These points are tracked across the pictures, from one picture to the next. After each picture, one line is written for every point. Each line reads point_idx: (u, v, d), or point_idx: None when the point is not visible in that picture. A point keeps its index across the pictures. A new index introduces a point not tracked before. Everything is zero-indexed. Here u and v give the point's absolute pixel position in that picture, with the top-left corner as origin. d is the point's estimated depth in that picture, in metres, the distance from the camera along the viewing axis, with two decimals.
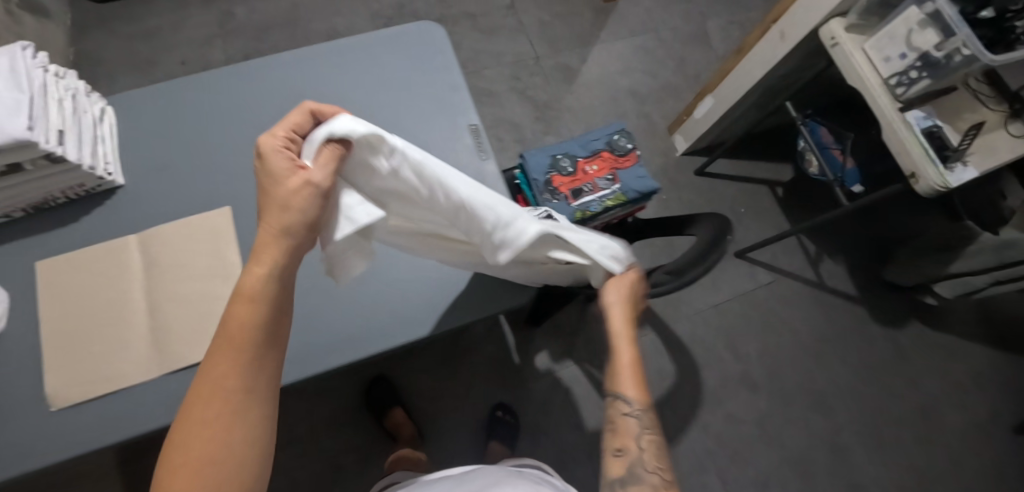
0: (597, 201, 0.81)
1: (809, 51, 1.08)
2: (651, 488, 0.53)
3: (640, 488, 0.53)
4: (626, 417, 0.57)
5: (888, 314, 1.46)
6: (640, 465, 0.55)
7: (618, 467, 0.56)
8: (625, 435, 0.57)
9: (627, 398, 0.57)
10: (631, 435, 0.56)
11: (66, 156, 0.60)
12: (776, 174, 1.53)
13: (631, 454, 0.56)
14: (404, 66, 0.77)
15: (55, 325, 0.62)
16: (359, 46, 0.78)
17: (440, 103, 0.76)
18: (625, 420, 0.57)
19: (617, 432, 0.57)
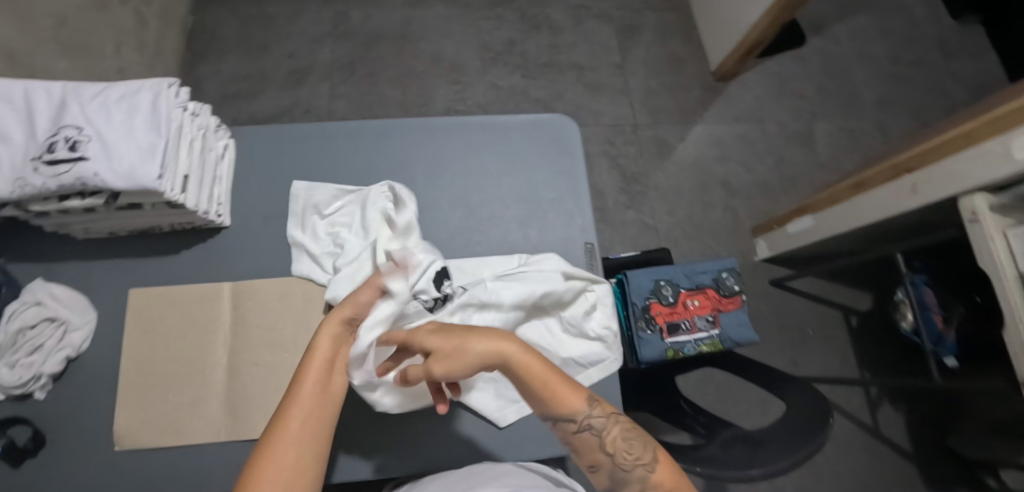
0: (692, 342, 0.76)
1: (940, 209, 0.99)
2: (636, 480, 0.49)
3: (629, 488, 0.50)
4: (579, 434, 0.52)
5: (941, 480, 1.36)
6: (616, 466, 0.51)
7: (601, 480, 0.53)
8: (591, 449, 0.52)
9: (567, 418, 0.52)
10: (595, 448, 0.52)
11: (186, 203, 0.59)
12: (854, 301, 1.44)
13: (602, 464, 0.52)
14: (534, 161, 0.75)
15: (135, 362, 0.62)
16: (496, 130, 0.75)
17: (562, 210, 0.73)
18: (581, 436, 0.52)
19: (583, 450, 0.53)
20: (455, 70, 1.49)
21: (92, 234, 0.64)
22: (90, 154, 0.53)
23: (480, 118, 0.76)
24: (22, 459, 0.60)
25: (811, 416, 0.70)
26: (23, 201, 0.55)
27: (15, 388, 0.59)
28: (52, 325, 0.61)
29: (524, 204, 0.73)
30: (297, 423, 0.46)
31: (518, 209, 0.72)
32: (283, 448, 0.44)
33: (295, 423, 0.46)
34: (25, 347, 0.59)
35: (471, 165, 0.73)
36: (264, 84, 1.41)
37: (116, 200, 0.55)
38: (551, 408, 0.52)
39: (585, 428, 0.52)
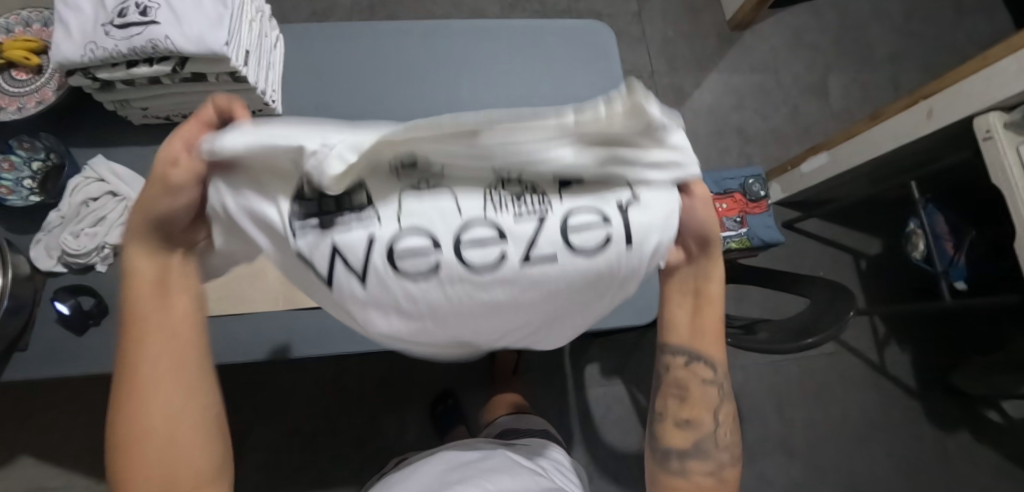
0: (722, 240, 0.80)
1: (955, 136, 1.02)
2: (708, 464, 0.49)
3: (703, 464, 0.49)
4: (705, 385, 0.48)
5: (941, 417, 1.41)
6: (706, 439, 0.49)
7: (682, 439, 0.49)
8: (695, 403, 0.49)
9: (711, 361, 0.47)
10: (705, 405, 0.49)
11: (247, 78, 0.61)
12: (863, 245, 1.47)
13: (704, 427, 0.48)
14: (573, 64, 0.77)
15: None
16: (536, 33, 0.78)
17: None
18: (700, 386, 0.48)
19: (689, 401, 0.49)
20: (475, 15, 1.50)
21: (149, 118, 0.66)
22: (160, 19, 0.55)
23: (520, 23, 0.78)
24: (84, 329, 0.61)
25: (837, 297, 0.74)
26: (92, 68, 0.56)
27: (79, 258, 0.61)
28: (113, 201, 0.63)
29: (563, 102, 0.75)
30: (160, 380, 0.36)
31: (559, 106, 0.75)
32: (144, 410, 0.36)
33: (150, 400, 0.36)
34: (88, 218, 0.61)
35: (513, 64, 0.76)
36: (286, 26, 1.42)
37: (182, 69, 0.57)
38: (701, 346, 0.47)
39: (714, 383, 0.49)
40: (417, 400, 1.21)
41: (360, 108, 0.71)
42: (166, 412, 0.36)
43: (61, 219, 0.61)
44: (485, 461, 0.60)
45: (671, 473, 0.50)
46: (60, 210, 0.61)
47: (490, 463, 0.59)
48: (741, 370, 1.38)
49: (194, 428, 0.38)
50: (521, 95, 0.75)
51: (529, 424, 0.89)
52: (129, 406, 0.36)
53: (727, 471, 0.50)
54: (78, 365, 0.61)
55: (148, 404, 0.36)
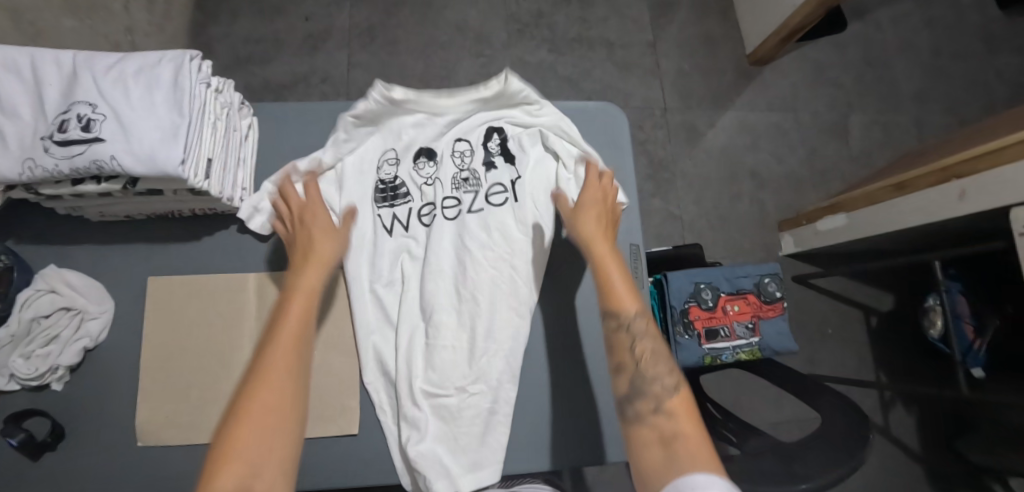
0: (731, 349, 0.73)
1: (988, 219, 0.95)
2: (652, 398, 0.45)
3: (647, 397, 0.45)
4: (620, 331, 0.50)
5: (943, 482, 1.38)
6: (645, 376, 0.47)
7: (623, 384, 0.47)
8: (624, 342, 0.49)
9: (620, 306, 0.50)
10: (628, 349, 0.49)
11: (210, 190, 0.54)
12: (874, 301, 1.41)
13: (632, 364, 0.48)
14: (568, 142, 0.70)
15: (156, 353, 0.58)
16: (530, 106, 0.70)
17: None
18: (618, 336, 0.50)
19: (616, 347, 0.49)
20: (479, 42, 1.40)
21: (107, 217, 0.60)
22: (105, 135, 0.48)
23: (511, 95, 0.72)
24: (42, 453, 0.57)
25: (848, 431, 0.67)
26: (33, 183, 0.50)
27: (31, 380, 0.56)
28: (68, 315, 0.57)
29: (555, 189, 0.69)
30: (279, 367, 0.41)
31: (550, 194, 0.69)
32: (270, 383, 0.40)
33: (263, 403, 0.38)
34: (40, 338, 0.56)
35: (502, 147, 0.70)
36: (277, 49, 1.33)
37: (134, 187, 0.51)
38: (607, 297, 0.51)
39: (626, 328, 0.49)
40: None
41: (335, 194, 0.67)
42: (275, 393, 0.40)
43: (9, 337, 0.55)
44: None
45: (632, 419, 0.45)
46: (8, 328, 0.55)
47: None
48: None
49: (283, 383, 0.40)
50: (508, 180, 0.69)
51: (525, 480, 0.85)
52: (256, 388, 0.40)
53: (673, 402, 0.45)
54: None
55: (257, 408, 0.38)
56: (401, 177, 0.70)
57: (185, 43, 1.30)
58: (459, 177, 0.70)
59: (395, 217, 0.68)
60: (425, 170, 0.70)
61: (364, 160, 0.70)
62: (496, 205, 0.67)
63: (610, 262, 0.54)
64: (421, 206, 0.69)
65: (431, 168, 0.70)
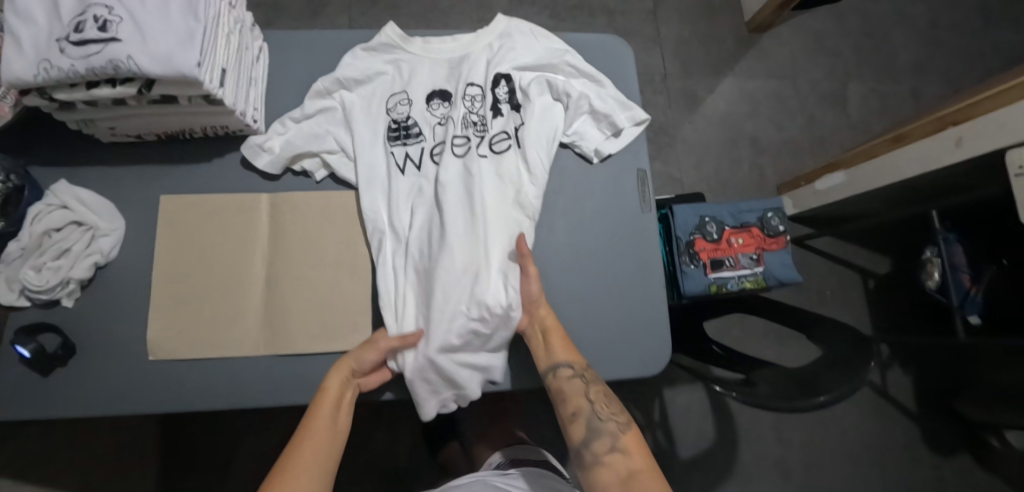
0: (736, 279, 0.74)
1: (984, 166, 0.96)
2: (606, 438, 0.53)
3: (602, 442, 0.53)
4: (570, 380, 0.56)
5: (939, 441, 1.40)
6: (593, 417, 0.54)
7: (578, 432, 0.54)
8: (571, 397, 0.55)
9: (566, 362, 0.56)
10: (578, 394, 0.55)
11: (224, 100, 0.54)
12: (872, 265, 1.43)
13: (583, 410, 0.55)
14: (574, 80, 0.67)
15: (167, 269, 0.59)
16: (534, 45, 0.68)
17: (606, 132, 0.68)
18: (572, 383, 0.56)
19: (566, 398, 0.55)
20: (480, 7, 1.41)
21: (117, 137, 0.60)
22: (122, 35, 0.48)
23: (520, 34, 0.68)
24: (52, 369, 0.57)
25: (854, 352, 0.68)
26: (47, 88, 0.50)
27: (42, 294, 0.56)
28: (79, 230, 0.57)
29: (564, 132, 0.67)
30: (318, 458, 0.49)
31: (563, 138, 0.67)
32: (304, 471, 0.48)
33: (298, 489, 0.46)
34: (50, 250, 0.55)
35: (509, 96, 0.66)
36: (278, 13, 1.33)
37: (149, 91, 0.51)
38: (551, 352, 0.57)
39: (578, 376, 0.56)
40: (409, 414, 1.18)
41: (345, 134, 0.63)
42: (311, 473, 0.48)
43: (21, 251, 0.55)
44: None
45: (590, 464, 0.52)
46: (20, 241, 0.55)
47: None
48: None
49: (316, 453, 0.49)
50: (512, 128, 0.65)
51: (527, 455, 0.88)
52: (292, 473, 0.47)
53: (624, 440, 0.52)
54: (46, 410, 0.57)
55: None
56: (413, 117, 0.65)
57: None
58: (468, 119, 0.65)
59: (408, 156, 0.64)
60: (438, 111, 0.66)
61: (374, 98, 0.66)
62: (496, 154, 0.64)
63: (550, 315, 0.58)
64: (434, 146, 0.65)
65: (444, 109, 0.66)
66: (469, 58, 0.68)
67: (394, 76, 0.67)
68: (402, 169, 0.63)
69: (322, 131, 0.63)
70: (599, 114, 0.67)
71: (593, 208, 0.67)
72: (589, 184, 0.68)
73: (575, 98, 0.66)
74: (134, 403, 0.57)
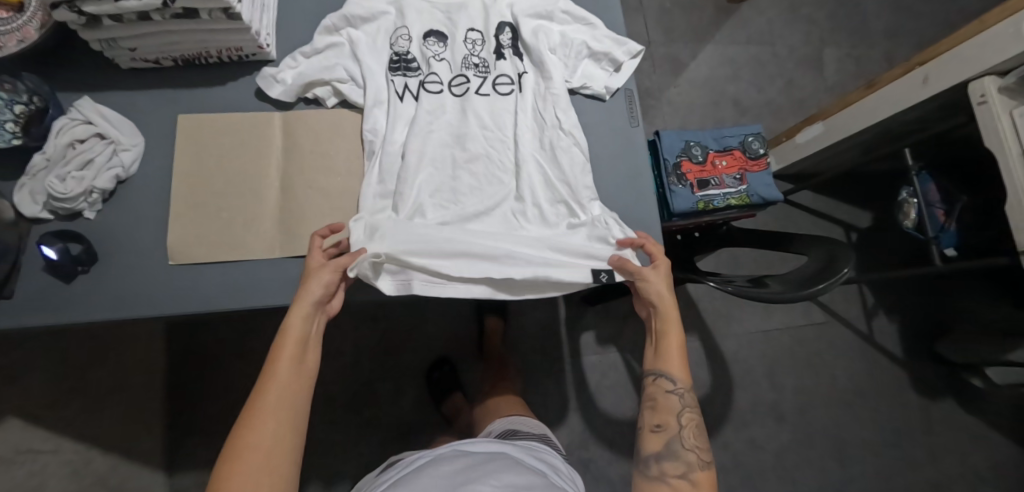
0: (722, 196, 0.79)
1: (950, 101, 1.02)
2: (680, 464, 0.56)
3: (676, 464, 0.56)
4: (668, 395, 0.60)
5: (926, 385, 1.45)
6: (675, 440, 0.58)
7: (655, 443, 0.58)
8: (663, 409, 0.60)
9: (672, 376, 0.60)
10: (671, 412, 0.59)
11: (242, 16, 0.58)
12: (853, 218, 1.49)
13: (670, 428, 0.59)
14: (571, 24, 0.72)
15: (186, 180, 0.62)
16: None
17: (602, 69, 0.72)
18: (669, 398, 0.60)
19: (658, 408, 0.60)
20: None
21: (136, 61, 0.64)
22: None
23: None
24: (73, 276, 0.60)
25: (835, 257, 0.73)
26: (76, 0, 0.53)
27: (65, 202, 0.59)
28: (101, 142, 0.61)
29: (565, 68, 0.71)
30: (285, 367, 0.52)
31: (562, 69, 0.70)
32: (274, 388, 0.50)
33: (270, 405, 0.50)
34: (76, 161, 0.59)
35: (512, 41, 0.71)
36: None
37: (173, 4, 0.55)
38: (665, 363, 0.61)
39: (677, 395, 0.60)
40: (413, 367, 1.21)
41: (353, 66, 0.67)
42: (282, 389, 0.51)
43: (46, 162, 0.59)
44: (489, 462, 0.65)
45: (652, 475, 0.57)
46: (45, 152, 0.59)
47: (493, 464, 0.64)
48: (734, 339, 1.40)
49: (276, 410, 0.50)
50: (515, 72, 0.70)
51: (528, 426, 0.88)
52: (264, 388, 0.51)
53: (696, 474, 0.56)
54: (70, 315, 0.59)
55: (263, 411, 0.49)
56: (413, 52, 0.69)
57: None
58: (469, 61, 0.69)
59: (407, 86, 0.67)
60: (434, 48, 0.69)
61: (379, 35, 0.69)
62: (501, 95, 0.69)
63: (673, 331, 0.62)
64: (429, 78, 0.68)
65: (440, 47, 0.69)
66: (468, 5, 0.72)
67: (396, 16, 0.70)
68: (401, 96, 0.66)
69: (332, 59, 0.66)
70: (599, 54, 0.71)
71: (588, 133, 0.72)
72: (584, 106, 0.73)
73: (575, 42, 0.71)
74: (156, 305, 0.60)
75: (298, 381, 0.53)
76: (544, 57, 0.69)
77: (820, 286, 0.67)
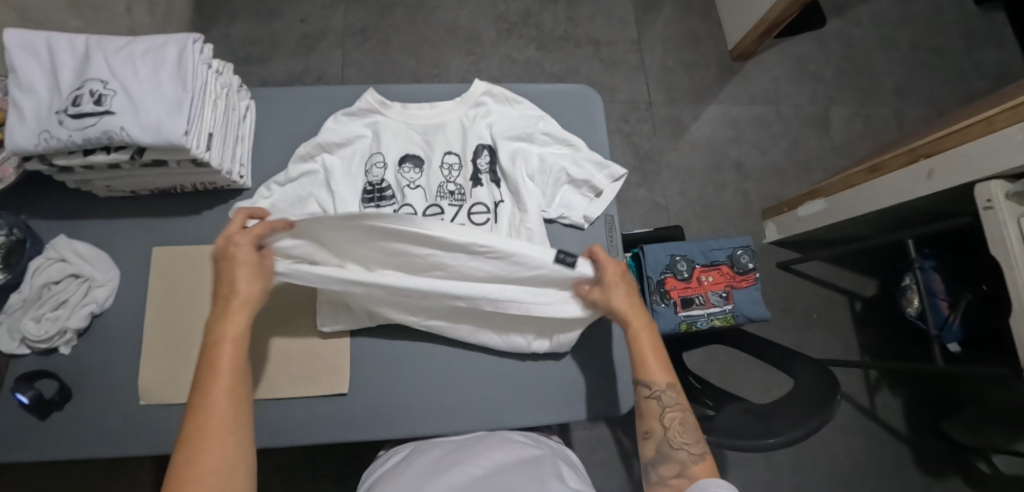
0: (706, 317, 0.77)
1: (958, 195, 0.98)
2: (675, 468, 0.52)
3: (670, 466, 0.52)
4: (649, 400, 0.56)
5: (931, 463, 1.39)
6: (665, 443, 0.54)
7: (648, 450, 0.55)
8: (648, 415, 0.56)
9: (648, 381, 0.56)
10: (655, 417, 0.55)
11: (210, 162, 0.58)
12: (858, 286, 1.43)
13: (657, 433, 0.55)
14: (551, 144, 0.71)
15: (159, 317, 0.63)
16: (513, 113, 0.72)
17: (583, 194, 0.71)
18: (650, 403, 0.56)
19: (643, 414, 0.56)
20: (468, 41, 1.47)
21: (113, 192, 0.64)
22: (116, 108, 0.52)
23: (497, 96, 0.72)
24: (49, 413, 0.60)
25: (819, 391, 0.71)
26: (47, 155, 0.54)
27: (41, 342, 0.59)
28: (76, 282, 0.61)
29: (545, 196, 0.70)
30: (230, 372, 0.46)
31: (537, 192, 0.69)
32: (216, 395, 0.44)
33: (218, 417, 0.43)
34: (49, 302, 0.59)
35: (491, 166, 0.70)
36: (275, 49, 1.40)
37: (140, 157, 0.55)
38: (638, 366, 0.57)
39: (656, 397, 0.55)
40: None
41: (326, 196, 0.66)
42: (230, 395, 0.45)
43: (21, 302, 0.59)
44: (477, 441, 0.60)
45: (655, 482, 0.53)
46: (20, 293, 0.59)
47: (485, 442, 0.59)
48: None
49: (234, 414, 0.44)
50: (492, 200, 0.69)
51: None
52: (204, 393, 0.44)
53: (698, 471, 0.51)
54: (39, 452, 0.60)
55: (211, 419, 0.43)
56: (388, 180, 0.68)
57: None
58: (445, 189, 0.68)
59: (380, 217, 0.66)
60: (409, 174, 0.68)
61: (352, 160, 0.68)
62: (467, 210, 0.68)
63: (640, 330, 0.57)
64: (403, 208, 0.67)
65: (416, 174, 0.69)
66: (446, 126, 0.71)
67: (373, 139, 0.70)
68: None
69: (306, 193, 0.66)
70: (579, 181, 0.70)
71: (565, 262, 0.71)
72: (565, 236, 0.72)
73: (554, 169, 0.70)
74: (126, 445, 0.60)
75: (243, 385, 0.47)
76: (520, 186, 0.67)
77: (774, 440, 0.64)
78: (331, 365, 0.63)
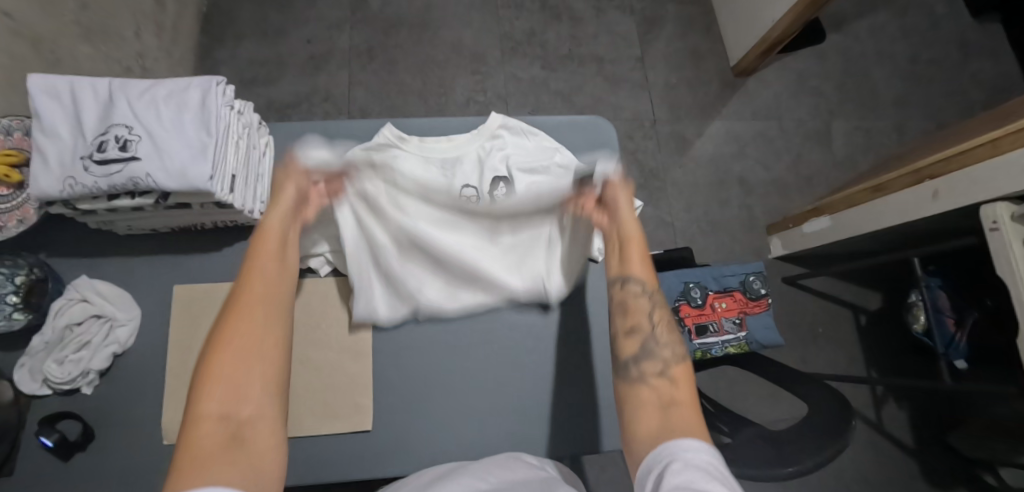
0: (720, 344, 0.78)
1: (964, 214, 0.99)
2: (657, 362, 0.49)
3: (653, 362, 0.49)
4: (638, 297, 0.54)
5: (938, 475, 1.41)
6: (650, 341, 0.51)
7: (631, 346, 0.51)
8: (635, 312, 0.53)
9: (638, 278, 0.54)
10: (641, 312, 0.53)
11: (233, 203, 0.58)
12: (862, 300, 1.44)
13: (642, 330, 0.52)
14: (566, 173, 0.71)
15: (182, 357, 0.63)
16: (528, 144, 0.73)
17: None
18: (636, 300, 0.54)
19: (628, 310, 0.53)
20: (474, 60, 1.48)
21: (134, 231, 0.64)
22: (141, 153, 0.52)
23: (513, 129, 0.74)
24: (73, 454, 0.60)
25: (832, 418, 0.71)
26: (71, 200, 0.54)
27: (63, 384, 0.59)
28: (98, 322, 0.61)
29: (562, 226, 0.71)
30: (257, 295, 0.46)
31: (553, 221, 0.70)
32: (251, 316, 0.44)
33: (231, 340, 0.42)
34: (72, 344, 0.59)
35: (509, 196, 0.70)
36: (282, 70, 1.41)
37: (165, 201, 0.55)
38: (627, 266, 0.56)
39: (647, 296, 0.54)
40: None
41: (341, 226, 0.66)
42: (258, 317, 0.44)
43: (44, 345, 0.59)
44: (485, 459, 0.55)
45: (632, 378, 0.48)
46: (43, 335, 0.59)
47: (490, 460, 0.55)
48: None
49: (267, 337, 0.43)
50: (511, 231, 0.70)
51: None
52: (230, 320, 0.43)
53: (675, 369, 0.49)
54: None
55: (234, 344, 0.42)
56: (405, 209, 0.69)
57: (192, 64, 1.38)
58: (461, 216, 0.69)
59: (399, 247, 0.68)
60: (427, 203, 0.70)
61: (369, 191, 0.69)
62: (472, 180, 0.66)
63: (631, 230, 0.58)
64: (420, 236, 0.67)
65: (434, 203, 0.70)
66: (462, 159, 0.72)
67: None
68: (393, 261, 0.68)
69: (330, 230, 0.67)
70: None
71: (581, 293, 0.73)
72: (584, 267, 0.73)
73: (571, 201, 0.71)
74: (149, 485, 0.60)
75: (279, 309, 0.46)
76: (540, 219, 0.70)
77: (790, 471, 0.64)
78: (355, 403, 0.65)
